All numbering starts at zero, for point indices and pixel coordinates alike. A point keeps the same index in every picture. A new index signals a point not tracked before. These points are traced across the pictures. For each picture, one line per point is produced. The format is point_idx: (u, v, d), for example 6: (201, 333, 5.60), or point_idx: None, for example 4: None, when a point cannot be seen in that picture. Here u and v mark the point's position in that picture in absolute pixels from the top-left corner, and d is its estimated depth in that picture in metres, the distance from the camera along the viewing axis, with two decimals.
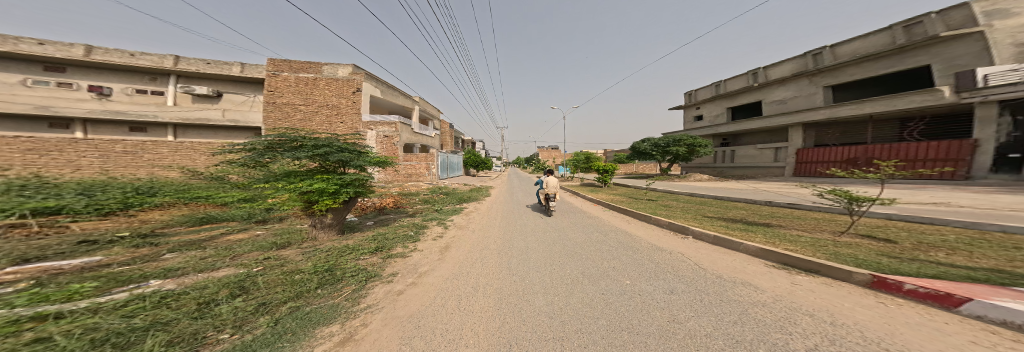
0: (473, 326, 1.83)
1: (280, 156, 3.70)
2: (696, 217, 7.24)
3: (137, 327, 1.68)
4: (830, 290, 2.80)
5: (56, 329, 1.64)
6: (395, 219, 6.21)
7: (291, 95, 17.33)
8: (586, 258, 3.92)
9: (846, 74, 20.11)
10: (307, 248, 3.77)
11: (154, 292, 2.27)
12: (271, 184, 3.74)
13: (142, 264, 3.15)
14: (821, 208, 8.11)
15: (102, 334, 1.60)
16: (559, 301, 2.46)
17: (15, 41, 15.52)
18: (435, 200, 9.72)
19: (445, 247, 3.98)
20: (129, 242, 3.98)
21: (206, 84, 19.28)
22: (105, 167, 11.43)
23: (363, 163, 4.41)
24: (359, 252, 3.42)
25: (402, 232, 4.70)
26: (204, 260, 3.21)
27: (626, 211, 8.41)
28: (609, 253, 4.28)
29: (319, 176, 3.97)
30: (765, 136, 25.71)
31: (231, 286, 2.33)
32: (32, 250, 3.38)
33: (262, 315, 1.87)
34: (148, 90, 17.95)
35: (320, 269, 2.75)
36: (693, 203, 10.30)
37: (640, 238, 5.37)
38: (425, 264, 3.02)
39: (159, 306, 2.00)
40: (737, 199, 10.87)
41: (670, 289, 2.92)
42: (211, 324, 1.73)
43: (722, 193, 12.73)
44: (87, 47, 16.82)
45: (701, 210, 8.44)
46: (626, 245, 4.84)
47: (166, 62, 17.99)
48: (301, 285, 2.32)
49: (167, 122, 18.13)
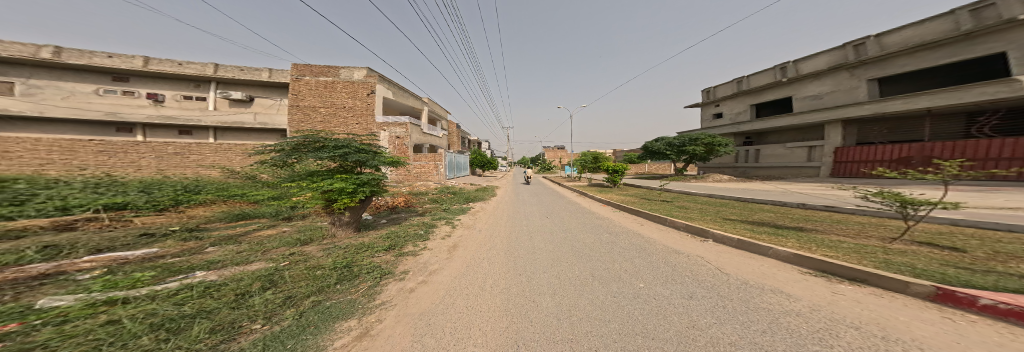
0: (480, 327, 1.87)
1: (305, 157, 3.97)
2: (715, 219, 6.85)
3: (187, 314, 1.90)
4: (880, 301, 2.56)
5: (124, 313, 1.89)
6: (406, 218, 6.44)
7: (311, 99, 18.37)
8: (596, 260, 3.85)
9: (894, 65, 18.12)
10: (327, 245, 4.03)
11: (197, 282, 2.53)
12: (296, 183, 4.00)
13: (189, 256, 3.52)
14: (868, 212, 7.37)
15: (159, 319, 1.82)
16: (567, 303, 2.45)
17: (90, 54, 17.82)
18: (442, 199, 9.97)
19: (452, 247, 4.06)
20: (179, 235, 4.47)
21: (240, 89, 20.94)
22: (159, 166, 12.91)
23: (379, 163, 4.63)
24: (373, 249, 3.60)
25: (413, 231, 4.88)
26: (239, 254, 3.53)
27: (637, 214, 8.14)
28: (620, 255, 4.19)
29: (339, 175, 4.20)
30: (797, 134, 23.90)
31: (263, 279, 2.56)
32: (104, 241, 3.91)
33: (289, 308, 2.04)
34: (193, 95, 19.84)
35: (339, 265, 2.94)
36: (713, 205, 9.76)
37: (655, 241, 5.19)
38: (434, 263, 3.11)
39: (204, 295, 2.24)
40: (764, 201, 10.16)
41: (688, 294, 2.82)
42: (245, 315, 1.91)
43: (746, 195, 11.96)
44: (145, 58, 18.89)
45: (722, 212, 7.99)
46: (640, 248, 4.69)
47: (208, 69, 19.77)
48: (323, 280, 2.50)
49: (209, 125, 19.92)
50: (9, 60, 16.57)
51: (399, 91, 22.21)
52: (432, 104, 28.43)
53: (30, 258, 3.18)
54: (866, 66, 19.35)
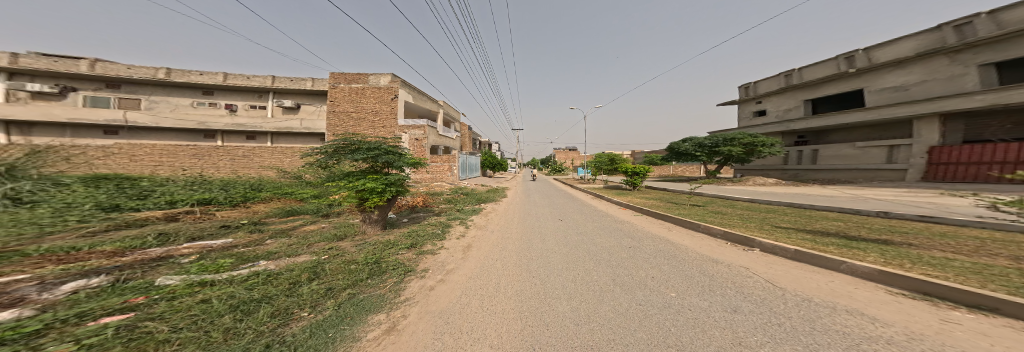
0: (496, 328, 1.95)
1: (343, 158, 4.44)
2: (763, 226, 6.16)
3: (254, 298, 2.28)
4: (1018, 335, 1.98)
5: (211, 294, 2.35)
6: (425, 217, 6.85)
7: (344, 105, 20.22)
8: (615, 265, 3.72)
9: (1014, 46, 15.25)
10: (358, 241, 4.48)
11: (260, 271, 3.01)
12: (335, 183, 4.49)
13: (254, 246, 4.21)
14: (987, 223, 5.91)
15: (236, 300, 2.23)
16: (585, 308, 2.44)
17: (186, 72, 21.81)
18: (455, 199, 10.39)
19: (467, 247, 4.22)
20: (247, 227, 5.36)
21: (292, 97, 24.02)
22: (232, 167, 15.22)
23: (404, 164, 5.00)
24: (397, 247, 3.92)
25: (431, 230, 5.18)
26: (291, 246, 4.11)
27: (663, 218, 7.60)
28: (645, 262, 3.97)
29: (370, 175, 4.63)
30: (870, 132, 20.97)
31: (309, 270, 2.95)
32: (198, 231, 4.88)
33: (328, 299, 2.34)
34: (257, 105, 23.28)
35: (369, 260, 3.26)
36: (756, 210, 8.66)
37: (688, 248, 4.77)
38: (452, 262, 3.28)
39: (267, 282, 2.67)
40: (824, 208, 8.76)
41: (730, 308, 2.57)
42: (295, 303, 2.23)
43: (801, 200, 10.41)
44: (224, 74, 22.57)
45: (769, 219, 7.04)
46: (666, 255, 4.37)
47: (268, 81, 22.95)
48: (356, 274, 2.81)
49: (268, 130, 23.13)
50: (132, 82, 20.93)
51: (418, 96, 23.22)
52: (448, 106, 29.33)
53: (150, 243, 4.12)
54: (971, 50, 16.56)
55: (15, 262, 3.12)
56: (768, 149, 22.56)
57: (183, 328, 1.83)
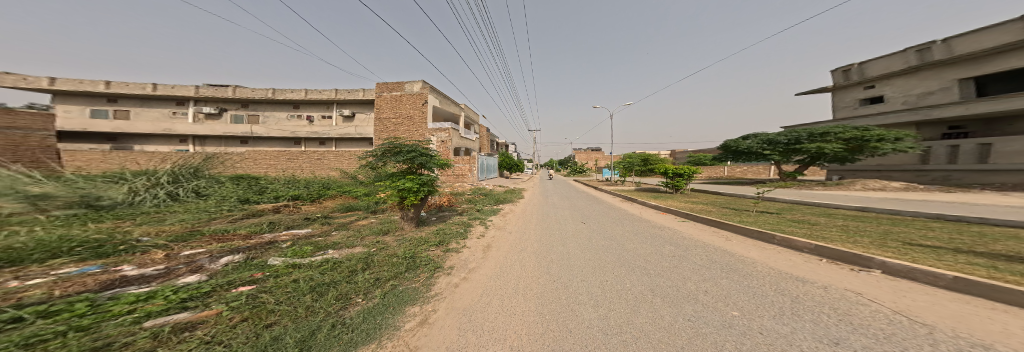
0: (516, 331, 1.98)
1: (389, 160, 5.05)
2: (891, 242, 4.59)
3: (325, 281, 2.83)
4: None
5: (298, 275, 3.01)
6: (450, 216, 7.31)
7: (388, 112, 22.47)
8: (655, 275, 3.34)
9: None
10: (397, 236, 5.04)
11: (326, 258, 3.68)
12: (382, 182, 5.08)
13: (320, 236, 5.14)
14: None
15: (315, 282, 2.80)
16: (617, 317, 2.26)
17: (282, 91, 27.58)
18: (476, 199, 10.80)
19: (487, 247, 4.34)
20: (321, 220, 6.59)
21: (353, 107, 28.24)
22: (313, 168, 18.91)
23: (435, 165, 5.43)
24: (428, 243, 4.30)
25: (456, 228, 5.51)
26: (352, 237, 4.91)
27: (718, 226, 6.48)
28: (695, 273, 3.44)
29: (409, 175, 5.15)
30: None
31: (362, 261, 3.49)
32: (291, 221, 6.28)
33: (376, 288, 2.73)
34: (327, 115, 28.10)
35: (406, 255, 3.67)
36: (860, 221, 6.58)
37: (757, 263, 3.90)
38: (473, 261, 3.46)
39: (335, 267, 3.27)
40: (993, 222, 6.15)
41: (829, 338, 1.98)
42: (353, 289, 2.66)
43: (943, 210, 7.55)
44: (307, 90, 27.83)
45: (887, 233, 5.27)
46: (730, 269, 3.67)
47: (335, 94, 27.36)
48: (397, 268, 3.20)
49: (334, 136, 27.69)
50: (251, 103, 27.47)
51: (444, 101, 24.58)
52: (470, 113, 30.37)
53: (265, 229, 5.52)
54: None
55: (198, 240, 4.76)
56: (884, 145, 18.42)
57: (283, 302, 2.44)
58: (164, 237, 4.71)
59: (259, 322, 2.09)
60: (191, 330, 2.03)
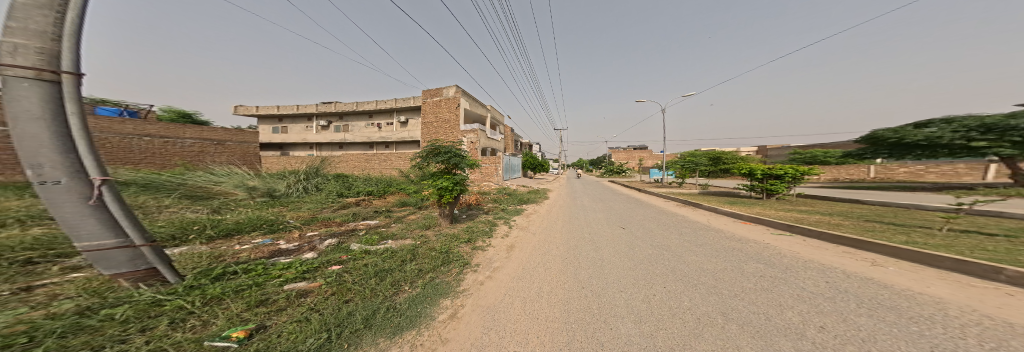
0: (538, 337, 1.84)
1: (432, 160, 5.46)
2: None
3: (385, 268, 3.33)
4: None
5: (368, 260, 3.63)
6: (477, 214, 7.28)
7: (428, 116, 23.22)
8: (729, 297, 2.61)
9: None
10: (436, 231, 5.38)
11: (385, 247, 4.33)
12: (425, 180, 5.47)
13: (377, 227, 5.96)
14: None
15: (382, 267, 3.34)
16: (665, 337, 1.85)
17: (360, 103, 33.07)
18: (504, 198, 10.64)
19: (510, 247, 4.18)
20: (384, 213, 7.69)
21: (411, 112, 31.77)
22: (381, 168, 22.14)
23: (466, 164, 5.64)
24: (459, 240, 4.42)
25: (481, 227, 5.46)
26: (409, 228, 5.57)
27: (854, 247, 4.61)
28: (802, 302, 2.51)
29: (446, 175, 5.43)
30: None
31: (411, 251, 3.94)
32: (367, 212, 7.58)
33: (419, 278, 3.03)
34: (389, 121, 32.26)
35: (442, 250, 3.92)
36: None
37: (927, 301, 2.57)
38: (497, 260, 3.41)
39: (397, 254, 3.83)
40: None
41: None
42: (404, 277, 3.03)
43: None
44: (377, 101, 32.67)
45: None
46: (877, 305, 2.52)
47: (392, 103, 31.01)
48: (435, 261, 3.46)
49: (393, 140, 31.66)
50: (344, 115, 34.17)
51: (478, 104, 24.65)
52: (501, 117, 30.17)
53: (354, 217, 6.94)
54: None
55: (321, 224, 6.39)
56: None
57: (359, 281, 2.99)
58: (303, 220, 6.55)
59: (342, 297, 2.61)
60: (307, 295, 2.73)
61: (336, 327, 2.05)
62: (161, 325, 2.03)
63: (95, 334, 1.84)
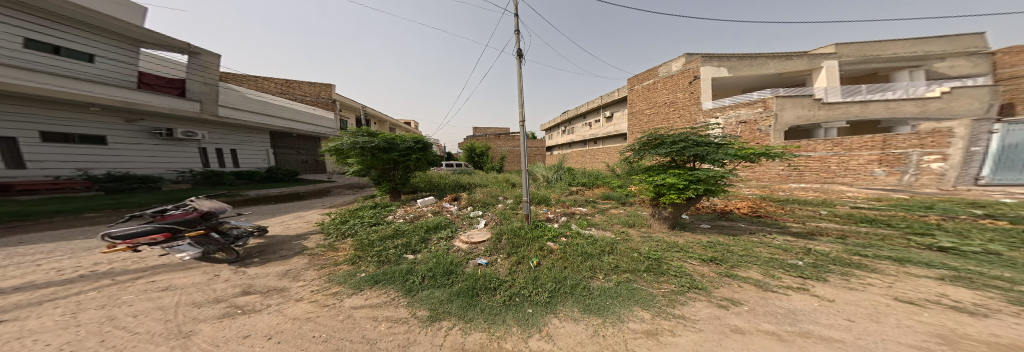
0: None
1: (647, 153, 3.41)
2: None
3: (649, 255, 2.56)
4: None
5: (664, 242, 3.05)
6: (734, 227, 3.87)
7: (637, 102, 14.04)
8: None
9: None
10: (636, 233, 3.56)
11: (595, 234, 3.29)
12: (633, 175, 3.69)
13: (579, 205, 5.34)
14: None
15: (635, 254, 2.59)
16: None
17: None
18: (991, 226, 3.46)
19: (847, 310, 1.64)
20: (621, 195, 5.97)
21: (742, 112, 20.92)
22: None
23: (733, 155, 2.87)
24: (685, 253, 2.68)
25: (769, 254, 2.73)
26: (632, 220, 4.12)
27: None
28: None
29: (670, 170, 3.25)
30: None
31: (606, 246, 2.74)
32: (612, 195, 6.09)
33: (645, 287, 1.93)
34: None
35: (649, 255, 2.54)
36: None
37: None
38: (778, 308, 1.65)
39: (711, 250, 2.82)
40: None
41: None
42: (607, 268, 2.25)
43: None
44: None
45: None
46: None
47: None
48: (635, 264, 2.31)
49: None
50: None
51: (843, 43, 10.79)
52: (965, 36, 10.82)
53: (619, 196, 5.94)
54: None
55: (577, 196, 6.43)
56: None
57: (573, 254, 2.55)
58: (613, 194, 6.18)
59: (583, 271, 2.18)
60: (548, 254, 2.59)
61: (557, 283, 1.96)
62: (531, 247, 2.78)
63: (515, 242, 2.89)
